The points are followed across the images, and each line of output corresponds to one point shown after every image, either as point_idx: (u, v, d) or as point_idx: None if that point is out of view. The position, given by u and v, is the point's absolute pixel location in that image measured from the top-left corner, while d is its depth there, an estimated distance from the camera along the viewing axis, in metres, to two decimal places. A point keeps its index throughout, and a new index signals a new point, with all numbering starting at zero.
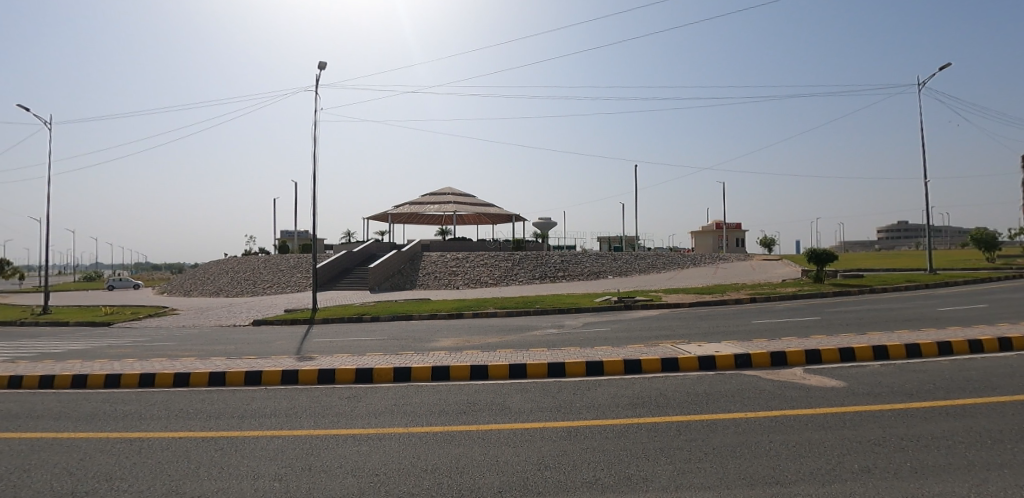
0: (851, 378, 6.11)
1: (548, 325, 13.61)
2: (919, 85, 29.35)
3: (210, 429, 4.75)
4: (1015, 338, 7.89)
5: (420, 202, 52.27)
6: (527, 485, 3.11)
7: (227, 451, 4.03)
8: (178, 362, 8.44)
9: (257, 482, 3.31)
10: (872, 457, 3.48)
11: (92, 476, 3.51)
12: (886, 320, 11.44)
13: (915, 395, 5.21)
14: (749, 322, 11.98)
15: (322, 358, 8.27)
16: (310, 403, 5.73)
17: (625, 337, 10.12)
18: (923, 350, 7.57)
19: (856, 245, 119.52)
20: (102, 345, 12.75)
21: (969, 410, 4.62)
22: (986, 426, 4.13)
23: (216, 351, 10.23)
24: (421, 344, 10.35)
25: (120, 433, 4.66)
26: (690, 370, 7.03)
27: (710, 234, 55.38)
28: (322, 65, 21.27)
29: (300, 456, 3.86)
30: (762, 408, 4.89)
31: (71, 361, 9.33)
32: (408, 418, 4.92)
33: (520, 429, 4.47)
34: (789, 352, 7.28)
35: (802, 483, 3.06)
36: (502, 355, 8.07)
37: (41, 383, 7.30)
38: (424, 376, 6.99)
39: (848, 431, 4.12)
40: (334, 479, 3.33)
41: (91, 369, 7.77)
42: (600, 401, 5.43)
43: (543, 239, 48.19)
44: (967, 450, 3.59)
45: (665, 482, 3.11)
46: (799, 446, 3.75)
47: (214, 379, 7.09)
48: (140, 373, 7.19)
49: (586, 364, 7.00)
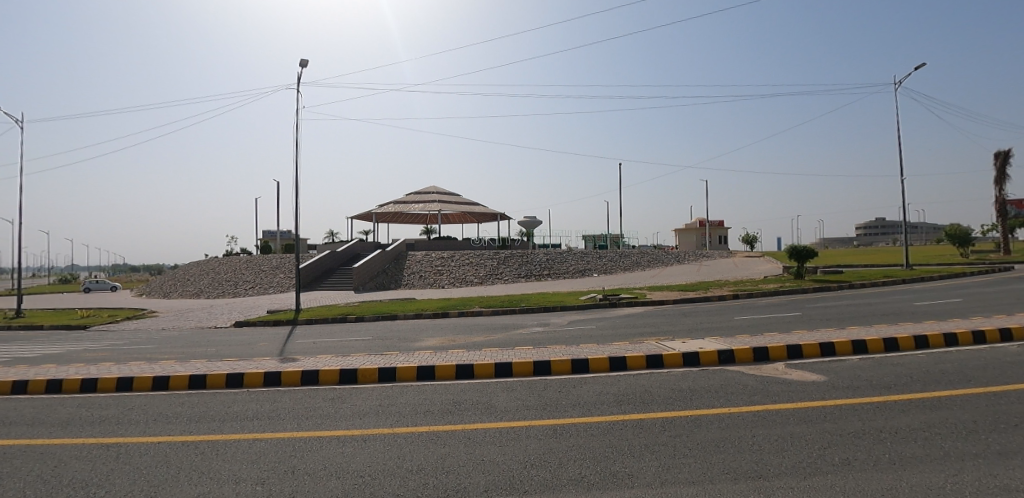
0: (831, 372, 6.26)
1: (534, 323, 13.62)
2: (896, 84, 29.97)
3: (191, 434, 4.64)
4: (989, 332, 8.12)
5: (406, 201, 51.95)
6: (515, 484, 3.11)
7: (208, 455, 3.96)
8: (156, 366, 8.23)
9: (239, 486, 3.26)
10: (853, 450, 3.55)
11: (69, 483, 3.42)
12: (865, 315, 11.67)
13: (893, 389, 5.33)
14: (732, 319, 12.15)
15: (307, 360, 8.23)
16: (294, 405, 5.65)
17: (610, 336, 10.15)
18: (899, 344, 7.77)
19: (836, 241, 121.98)
20: (78, 349, 12.32)
21: (944, 402, 4.73)
22: (963, 417, 4.24)
23: (198, 353, 10.07)
24: (406, 344, 10.23)
25: (97, 439, 4.53)
26: (675, 366, 7.10)
27: (693, 231, 56.19)
28: (304, 62, 20.78)
29: (282, 459, 3.80)
30: (745, 403, 4.98)
31: (44, 365, 9.09)
32: (393, 419, 4.89)
33: (505, 428, 4.46)
34: (771, 348, 7.41)
35: (785, 476, 3.11)
36: (488, 354, 8.06)
37: (15, 389, 7.06)
38: (409, 376, 6.95)
39: (829, 424, 4.21)
40: (318, 482, 3.28)
41: (68, 374, 7.54)
42: (586, 399, 5.45)
43: (528, 238, 48.31)
44: (946, 441, 3.68)
45: (651, 479, 3.13)
46: (780, 440, 3.82)
47: (194, 382, 6.93)
48: (117, 378, 7.02)
49: (571, 362, 7.05)
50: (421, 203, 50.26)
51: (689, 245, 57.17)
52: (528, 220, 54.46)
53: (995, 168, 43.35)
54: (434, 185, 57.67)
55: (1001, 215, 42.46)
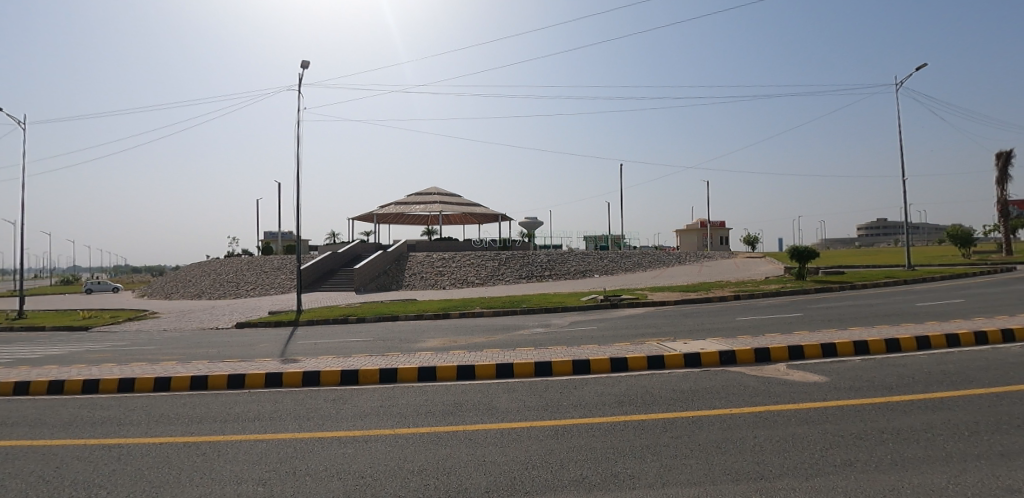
0: (833, 373, 6.24)
1: (534, 324, 13.61)
2: (897, 85, 29.92)
3: (193, 435, 4.65)
4: (992, 333, 8.10)
5: (407, 202, 52.00)
6: (516, 485, 3.11)
7: (210, 456, 3.97)
8: (157, 366, 8.25)
9: (241, 487, 3.27)
10: (855, 451, 3.54)
11: (71, 484, 3.43)
12: (866, 316, 11.65)
13: (895, 389, 5.32)
14: (733, 320, 12.14)
15: (308, 361, 8.25)
16: (295, 405, 5.66)
17: (611, 336, 10.13)
18: (901, 345, 7.75)
19: (837, 241, 121.86)
20: (79, 350, 12.37)
21: (946, 403, 4.72)
22: (965, 418, 4.24)
23: (199, 354, 10.09)
24: (407, 346, 10.22)
25: (99, 440, 4.55)
26: (676, 367, 7.09)
27: (694, 231, 56.17)
28: (304, 64, 20.81)
29: (283, 460, 3.81)
30: (747, 404, 4.97)
31: (46, 366, 9.11)
32: (394, 419, 4.90)
33: (506, 429, 4.47)
34: (772, 349, 7.40)
35: (786, 477, 3.11)
36: (490, 355, 8.05)
37: (17, 390, 7.09)
38: (411, 377, 6.96)
39: (831, 425, 4.20)
40: (320, 483, 3.29)
41: (70, 374, 7.57)
42: (587, 399, 5.45)
43: (529, 239, 48.33)
44: (949, 442, 3.67)
45: (652, 480, 3.13)
46: (782, 441, 3.81)
47: (196, 383, 6.95)
48: (119, 379, 7.03)
49: (573, 363, 7.05)
50: (422, 204, 50.24)
51: (690, 246, 57.14)
52: (529, 221, 54.47)
53: (997, 169, 43.26)
54: (434, 187, 57.69)
55: (1002, 216, 42.43)
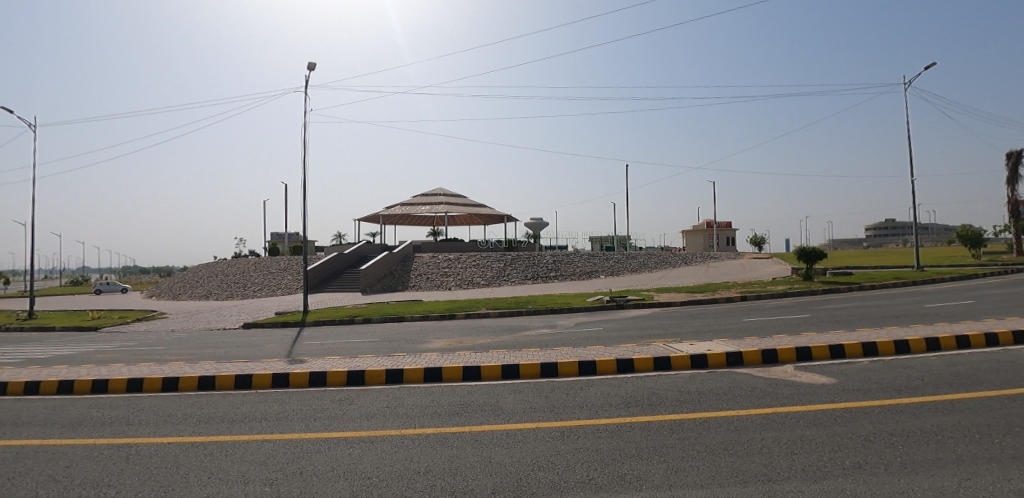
0: (841, 374, 6.18)
1: (540, 325, 13.59)
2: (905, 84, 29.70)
3: (200, 435, 4.67)
4: (1003, 334, 7.99)
5: (412, 202, 52.15)
6: (522, 486, 3.11)
7: (217, 456, 3.99)
8: (165, 366, 8.30)
9: (248, 487, 3.28)
10: (864, 454, 3.51)
11: (80, 483, 3.45)
12: (874, 317, 11.56)
13: (904, 391, 5.26)
14: (740, 320, 12.09)
15: (315, 361, 8.30)
16: (302, 406, 5.68)
17: (617, 337, 10.11)
18: (911, 346, 7.68)
19: (844, 242, 120.96)
20: (88, 350, 12.49)
21: (956, 405, 4.66)
22: (976, 420, 4.19)
23: (206, 355, 10.12)
24: (413, 347, 10.23)
25: (108, 440, 4.58)
26: (682, 368, 7.06)
27: (700, 231, 55.93)
28: (311, 65, 20.93)
29: (289, 460, 3.82)
30: (754, 406, 4.93)
31: (56, 366, 9.20)
32: (400, 420, 4.90)
33: (513, 430, 4.47)
34: (780, 350, 7.35)
35: (794, 480, 3.08)
36: (495, 356, 8.04)
37: (28, 390, 7.16)
38: (417, 378, 6.97)
39: (839, 427, 4.17)
40: (326, 483, 3.30)
41: (80, 374, 7.65)
42: (593, 401, 5.44)
43: (534, 239, 48.32)
44: (959, 445, 3.62)
45: (659, 481, 3.11)
46: (790, 443, 3.78)
47: (203, 383, 6.99)
48: (128, 379, 7.09)
49: (579, 364, 7.03)
50: (427, 205, 50.37)
51: (696, 246, 56.87)
52: (534, 221, 54.44)
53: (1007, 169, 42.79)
54: (439, 188, 57.76)
55: (1012, 216, 41.97)
